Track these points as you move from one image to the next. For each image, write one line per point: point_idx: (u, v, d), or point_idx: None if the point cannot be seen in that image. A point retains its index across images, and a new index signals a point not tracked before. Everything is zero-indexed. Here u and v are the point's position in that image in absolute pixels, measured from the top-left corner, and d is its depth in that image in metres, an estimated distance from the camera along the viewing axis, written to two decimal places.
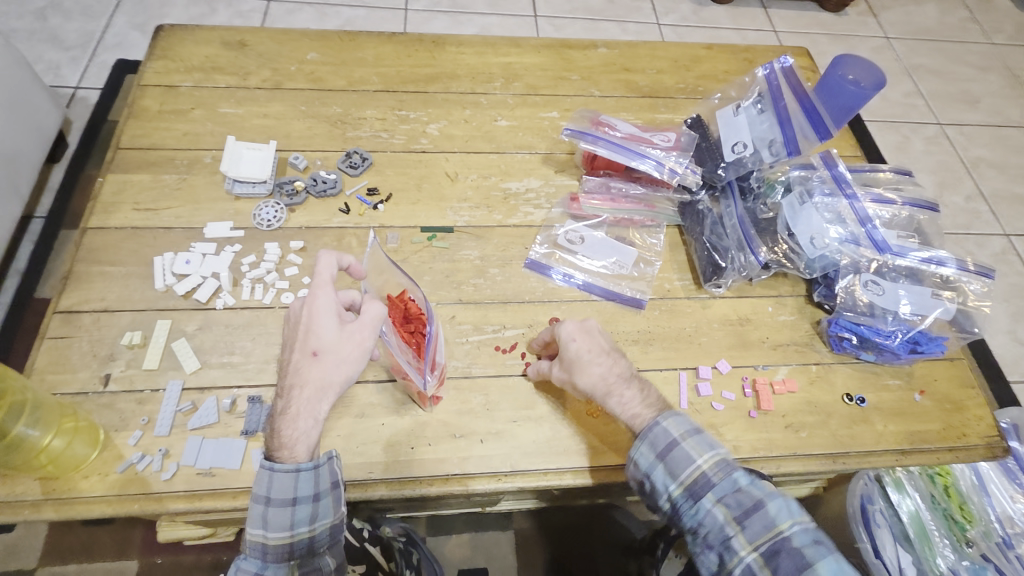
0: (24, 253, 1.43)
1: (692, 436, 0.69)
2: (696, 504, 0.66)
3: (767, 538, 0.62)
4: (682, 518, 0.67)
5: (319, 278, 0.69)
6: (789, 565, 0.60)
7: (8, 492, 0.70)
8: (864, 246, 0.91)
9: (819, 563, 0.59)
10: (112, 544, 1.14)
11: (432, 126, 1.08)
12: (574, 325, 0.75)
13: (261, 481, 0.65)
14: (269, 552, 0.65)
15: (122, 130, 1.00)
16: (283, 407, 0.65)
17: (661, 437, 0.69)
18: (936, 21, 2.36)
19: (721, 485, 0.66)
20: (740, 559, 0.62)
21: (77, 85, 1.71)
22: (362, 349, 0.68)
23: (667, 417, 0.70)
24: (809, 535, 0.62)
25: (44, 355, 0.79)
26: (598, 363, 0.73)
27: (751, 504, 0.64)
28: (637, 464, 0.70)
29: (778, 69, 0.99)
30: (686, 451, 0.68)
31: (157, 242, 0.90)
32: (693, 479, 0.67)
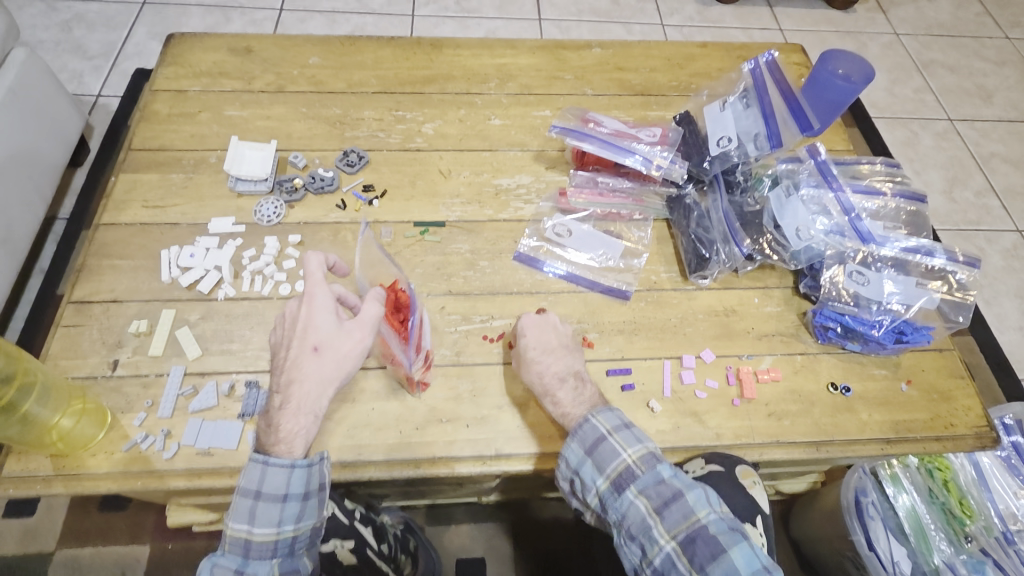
0: (48, 253, 1.51)
1: (619, 430, 0.71)
2: (619, 496, 0.68)
3: (684, 527, 0.64)
4: (609, 511, 0.69)
5: (312, 278, 0.72)
6: (704, 553, 0.62)
7: (23, 468, 0.75)
8: (848, 237, 0.93)
9: (732, 549, 0.62)
10: (126, 528, 1.19)
11: (427, 125, 1.12)
12: (532, 321, 0.82)
13: (252, 474, 0.67)
14: (252, 548, 0.66)
15: (134, 132, 1.06)
16: (284, 402, 0.68)
17: (588, 432, 0.72)
18: (948, 16, 2.33)
19: (644, 478, 0.68)
20: (660, 549, 0.64)
21: (99, 93, 1.79)
22: (360, 347, 0.73)
23: (597, 414, 0.73)
24: (724, 522, 0.64)
25: (58, 341, 0.84)
26: (539, 363, 0.78)
27: (671, 494, 0.66)
28: (567, 461, 0.73)
29: (763, 63, 1.01)
30: (611, 446, 0.70)
31: (164, 236, 0.95)
32: (618, 472, 0.69)
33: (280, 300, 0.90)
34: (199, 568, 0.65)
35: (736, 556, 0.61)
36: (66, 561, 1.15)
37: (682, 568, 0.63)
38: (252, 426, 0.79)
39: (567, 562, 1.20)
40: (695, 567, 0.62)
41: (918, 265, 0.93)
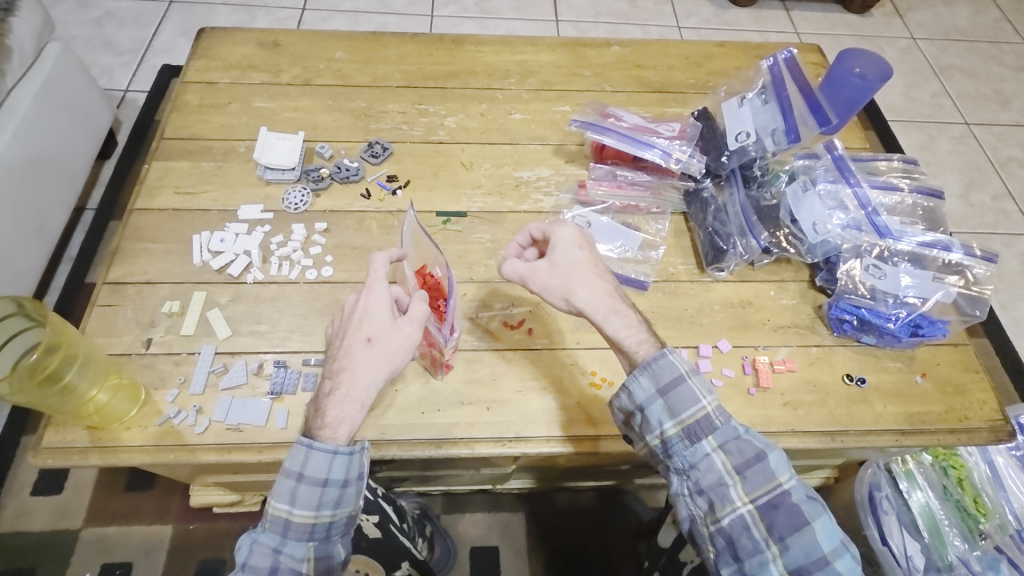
0: (76, 243, 1.55)
1: (697, 377, 0.70)
2: (693, 445, 0.68)
3: (766, 492, 0.65)
4: (675, 457, 0.69)
5: (376, 273, 0.76)
6: (785, 522, 0.64)
7: (60, 439, 0.78)
8: (865, 232, 0.94)
9: (815, 522, 0.63)
10: (152, 509, 1.22)
11: (449, 119, 1.14)
12: (580, 235, 0.77)
13: (296, 457, 0.68)
14: (290, 528, 0.68)
15: (166, 122, 1.09)
16: (333, 388, 0.70)
17: (668, 372, 0.69)
18: (967, 21, 2.32)
19: (723, 432, 0.68)
20: (735, 509, 0.65)
21: (126, 88, 1.84)
22: (409, 341, 0.73)
23: (674, 351, 0.71)
24: (804, 493, 0.66)
25: (94, 320, 0.87)
26: (602, 279, 0.74)
27: (754, 454, 0.67)
28: (632, 395, 0.70)
29: (781, 60, 1.02)
30: (691, 390, 0.69)
31: (195, 222, 0.98)
32: (695, 420, 0.68)
33: (307, 285, 0.93)
34: (240, 543, 0.67)
35: (819, 531, 0.63)
36: (92, 540, 1.18)
37: (756, 532, 0.64)
38: (280, 404, 0.82)
39: (582, 554, 1.22)
40: (775, 536, 0.63)
41: (935, 259, 0.93)
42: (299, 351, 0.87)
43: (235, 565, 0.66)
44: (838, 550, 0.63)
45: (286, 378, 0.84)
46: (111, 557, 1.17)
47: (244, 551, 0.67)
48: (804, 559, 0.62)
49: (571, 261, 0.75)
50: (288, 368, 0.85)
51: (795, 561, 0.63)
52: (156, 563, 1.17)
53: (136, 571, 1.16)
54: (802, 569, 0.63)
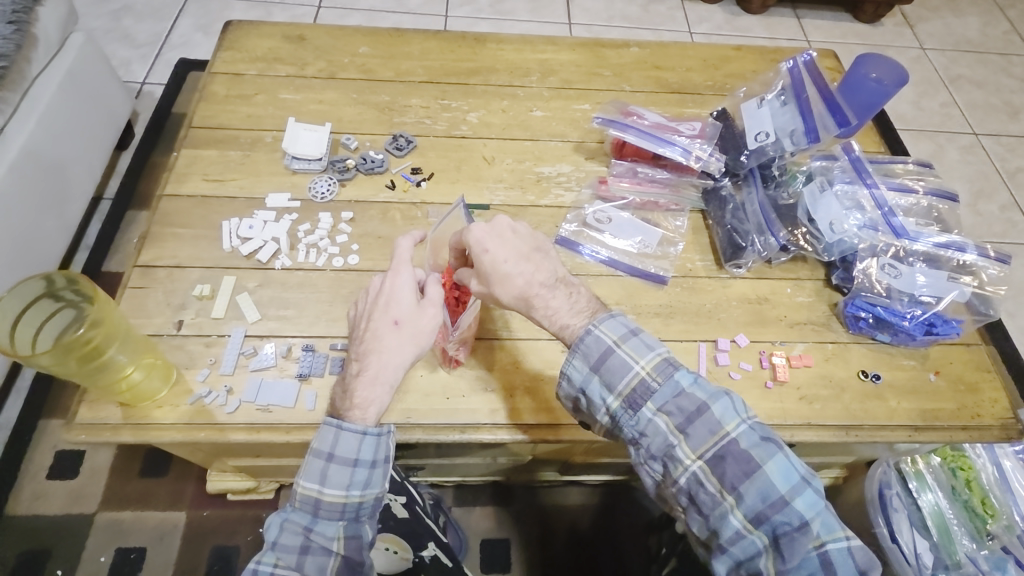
0: (94, 230, 1.56)
1: (628, 341, 0.69)
2: (636, 414, 0.67)
3: (712, 444, 0.63)
4: (624, 429, 0.68)
5: (401, 258, 0.78)
6: (735, 471, 0.62)
7: (94, 416, 0.79)
8: (882, 232, 0.96)
9: (766, 465, 0.62)
10: (166, 495, 1.21)
11: (472, 114, 1.16)
12: (484, 230, 0.74)
13: (326, 437, 0.69)
14: (321, 507, 0.68)
15: (194, 111, 1.11)
16: (362, 370, 0.71)
17: (594, 347, 0.69)
18: (976, 33, 2.35)
19: (662, 392, 0.67)
20: (686, 468, 0.64)
21: (144, 81, 1.86)
22: (434, 322, 0.75)
23: (600, 324, 0.70)
24: (754, 435, 0.64)
25: (125, 302, 0.88)
26: (514, 272, 0.73)
27: (693, 409, 0.65)
28: (571, 379, 0.71)
29: (801, 62, 1.06)
30: (620, 359, 0.68)
31: (223, 209, 1.00)
32: (631, 388, 0.67)
33: (333, 272, 0.94)
34: (270, 522, 0.68)
35: (772, 472, 0.61)
36: (107, 524, 1.17)
37: (710, 486, 0.62)
38: (308, 386, 0.84)
39: (593, 548, 1.23)
40: (728, 487, 0.62)
41: (949, 260, 0.95)
42: (326, 336, 0.88)
43: (266, 542, 0.67)
44: (795, 488, 0.61)
45: (315, 362, 0.85)
46: (126, 541, 1.16)
47: (274, 529, 0.68)
48: (761, 504, 0.61)
49: (480, 264, 0.74)
50: (316, 353, 0.86)
51: (752, 509, 0.61)
52: (171, 548, 1.16)
53: (150, 556, 1.15)
54: (760, 515, 0.61)
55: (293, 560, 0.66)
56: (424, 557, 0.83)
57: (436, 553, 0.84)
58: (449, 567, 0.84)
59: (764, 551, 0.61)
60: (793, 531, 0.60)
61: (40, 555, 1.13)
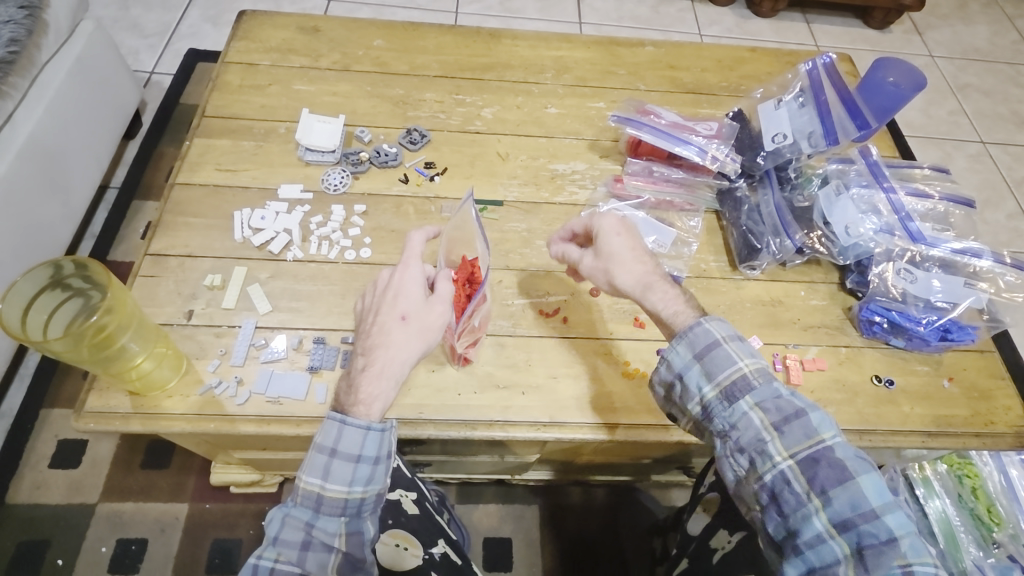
0: (100, 219, 1.55)
1: (735, 340, 0.69)
2: (731, 405, 0.66)
3: (806, 446, 0.62)
4: (716, 419, 0.67)
5: (411, 252, 0.78)
6: (827, 474, 0.60)
7: (103, 404, 0.79)
8: (898, 236, 0.95)
9: (860, 476, 0.60)
10: (167, 488, 1.20)
11: (486, 110, 1.15)
12: (619, 222, 0.80)
13: (329, 432, 0.68)
14: (323, 503, 0.67)
15: (207, 101, 1.11)
16: (367, 365, 0.70)
17: (702, 336, 0.69)
18: (986, 42, 2.35)
19: (762, 391, 0.66)
20: (775, 465, 0.62)
21: (152, 70, 1.85)
22: (442, 319, 0.75)
23: (710, 319, 0.71)
24: (851, 450, 0.62)
25: (136, 290, 0.88)
26: (637, 260, 0.77)
27: (793, 411, 0.64)
28: (669, 363, 0.71)
29: (820, 64, 1.05)
30: (727, 353, 0.68)
31: (235, 199, 0.99)
32: (732, 380, 0.67)
33: (346, 265, 0.94)
34: (271, 516, 0.66)
35: (865, 484, 0.59)
36: (108, 515, 1.16)
37: (798, 487, 0.61)
38: (319, 379, 0.83)
39: (595, 548, 1.22)
40: (817, 489, 0.60)
41: (965, 266, 0.95)
42: (339, 329, 0.88)
43: (267, 537, 0.65)
44: (887, 504, 0.59)
45: (326, 355, 0.85)
46: (127, 533, 1.15)
47: (275, 524, 0.66)
48: (849, 511, 0.59)
49: (611, 247, 0.78)
50: (328, 346, 0.86)
51: (839, 514, 0.59)
52: (171, 541, 1.15)
53: (151, 549, 1.14)
54: (846, 522, 0.59)
55: (294, 555, 0.64)
56: (432, 555, 0.80)
57: (446, 551, 0.82)
58: (458, 565, 0.82)
59: (844, 562, 0.58)
60: (880, 544, 0.58)
61: (40, 545, 1.12)
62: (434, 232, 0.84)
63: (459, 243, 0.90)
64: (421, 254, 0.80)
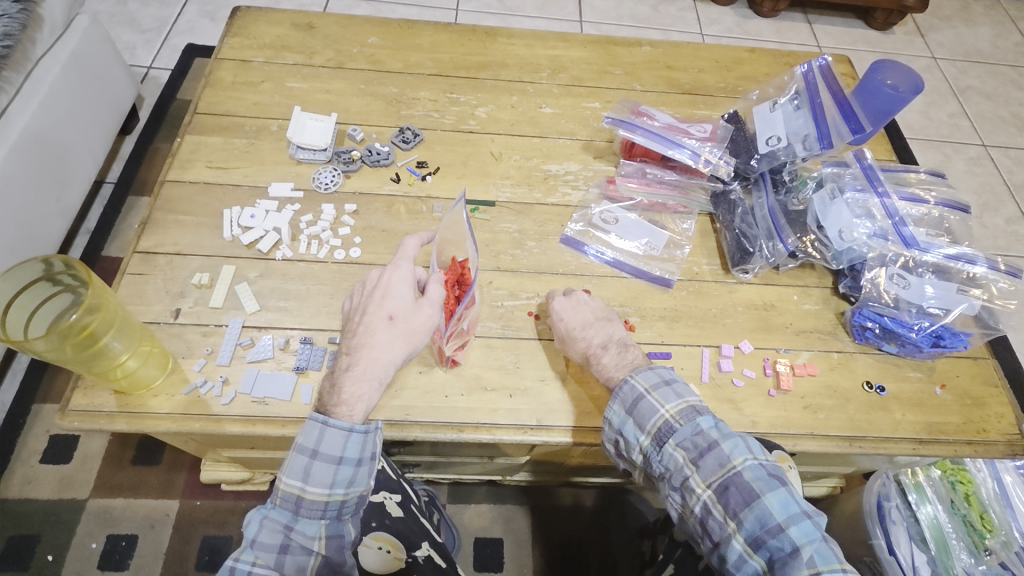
0: (94, 215, 1.54)
1: (658, 388, 0.73)
2: (659, 450, 0.71)
3: (719, 475, 0.66)
4: (651, 465, 0.72)
5: (402, 255, 0.79)
6: (738, 499, 0.64)
7: (88, 403, 0.78)
8: (892, 241, 0.94)
9: (766, 495, 0.63)
10: (157, 484, 1.20)
11: (480, 109, 1.15)
12: (562, 303, 0.85)
13: (310, 433, 0.67)
14: (303, 506, 0.66)
15: (200, 97, 1.10)
16: (351, 364, 0.70)
17: (628, 393, 0.74)
18: (989, 44, 2.33)
19: (683, 431, 0.70)
20: (698, 497, 0.67)
21: (150, 65, 1.84)
22: (429, 322, 0.75)
23: (636, 373, 0.75)
24: (761, 470, 0.66)
25: (124, 288, 0.87)
26: (581, 334, 0.82)
27: (707, 445, 0.68)
28: (610, 421, 0.76)
29: (816, 67, 1.06)
30: (650, 403, 0.72)
31: (226, 197, 0.98)
32: (657, 428, 0.71)
33: (335, 264, 0.93)
34: (249, 517, 0.66)
35: (770, 502, 0.63)
36: (97, 512, 1.16)
37: (717, 515, 0.65)
38: (306, 379, 0.83)
39: (585, 549, 1.22)
40: (730, 513, 0.64)
41: (959, 272, 0.94)
42: (326, 330, 0.87)
43: (245, 540, 0.65)
44: (792, 517, 0.62)
45: (313, 356, 0.84)
46: (116, 529, 1.15)
47: (253, 527, 0.66)
48: (758, 529, 0.62)
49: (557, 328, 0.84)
50: (315, 347, 0.85)
51: (751, 532, 0.63)
52: (161, 538, 1.15)
53: (140, 545, 1.14)
54: (757, 539, 0.62)
55: (273, 558, 0.64)
56: (417, 558, 0.80)
57: (430, 553, 0.81)
58: (443, 568, 0.81)
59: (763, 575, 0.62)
60: (785, 556, 0.60)
61: (29, 540, 1.12)
62: (425, 236, 0.85)
63: (450, 244, 0.89)
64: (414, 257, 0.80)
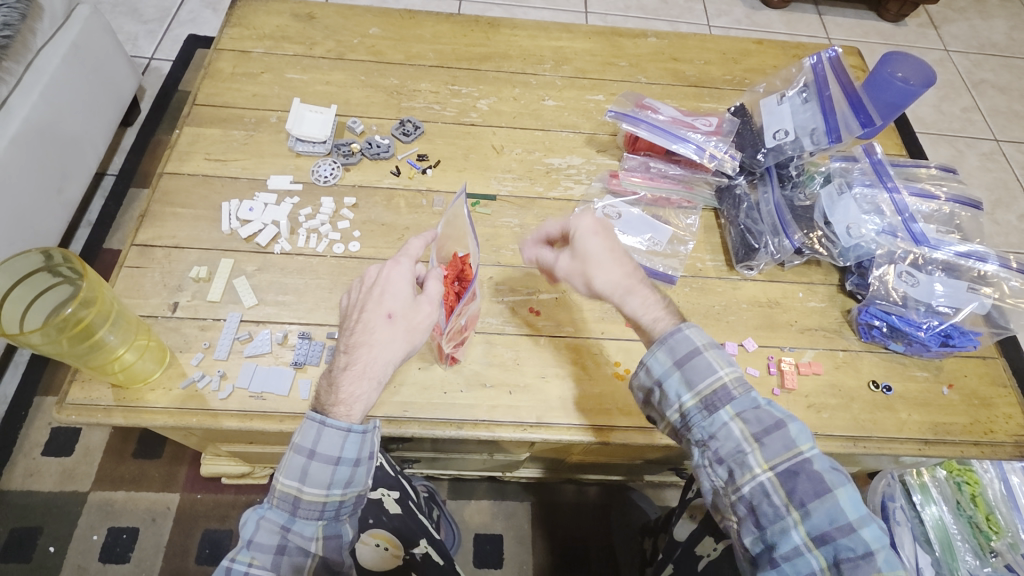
0: (96, 207, 1.54)
1: (715, 347, 0.68)
2: (711, 416, 0.65)
3: (786, 459, 0.61)
4: (694, 429, 0.66)
5: (408, 253, 0.78)
6: (806, 488, 0.59)
7: (85, 397, 0.78)
8: (900, 238, 0.92)
9: (838, 489, 0.59)
10: (159, 477, 1.20)
11: (482, 101, 1.13)
12: (596, 221, 0.78)
13: (307, 433, 0.66)
14: (300, 507, 0.66)
15: (199, 88, 1.09)
16: (350, 364, 0.69)
17: (682, 344, 0.68)
18: (1004, 36, 2.28)
19: (742, 401, 0.65)
20: (754, 477, 0.61)
21: (152, 56, 1.83)
22: (429, 320, 0.74)
23: (690, 326, 0.69)
24: (828, 461, 0.61)
25: (121, 281, 0.87)
26: (616, 263, 0.75)
27: (773, 423, 0.63)
28: (649, 369, 0.69)
29: (825, 58, 1.03)
30: (708, 361, 0.66)
31: (224, 189, 0.97)
32: (712, 390, 0.65)
33: (334, 259, 0.92)
34: (245, 519, 0.65)
35: (843, 498, 0.58)
36: (99, 504, 1.17)
37: (777, 499, 0.60)
38: (304, 374, 0.82)
39: (586, 546, 1.21)
40: (795, 502, 0.59)
41: (969, 270, 0.92)
42: (325, 325, 0.86)
43: (241, 540, 0.64)
44: (863, 518, 0.58)
45: (311, 351, 0.83)
46: (118, 522, 1.15)
47: (250, 527, 0.65)
48: (826, 524, 0.58)
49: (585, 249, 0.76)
50: (313, 341, 0.85)
51: (817, 526, 0.58)
52: (162, 531, 1.15)
53: (142, 538, 1.14)
54: (824, 536, 0.58)
55: (269, 560, 0.64)
56: (414, 555, 0.81)
57: (428, 551, 0.82)
58: (441, 566, 0.82)
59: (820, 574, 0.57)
60: (857, 558, 0.56)
61: (31, 532, 1.13)
62: (432, 235, 0.83)
63: (451, 238, 0.87)
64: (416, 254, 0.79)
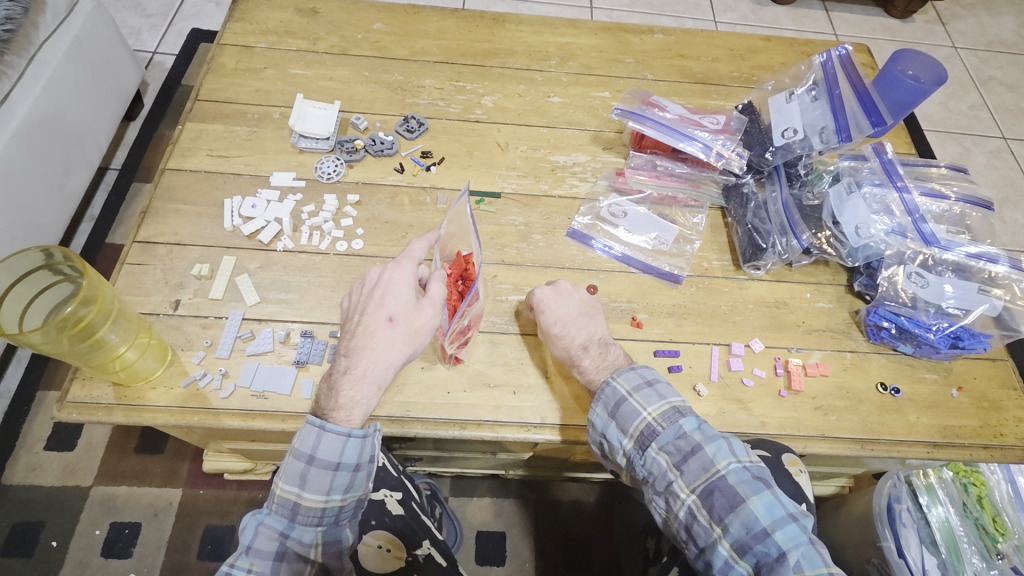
0: (98, 202, 1.53)
1: (640, 389, 0.73)
2: (643, 455, 0.70)
3: (703, 480, 0.65)
4: (636, 469, 0.71)
5: (409, 256, 0.77)
6: (722, 503, 0.63)
7: (86, 394, 0.78)
8: (910, 238, 0.91)
9: (751, 498, 0.63)
10: (161, 473, 1.20)
11: (487, 98, 1.12)
12: (545, 295, 0.83)
13: (307, 438, 0.66)
14: (299, 512, 0.65)
15: (201, 83, 1.08)
16: (350, 367, 0.69)
17: (610, 395, 0.73)
18: (1013, 33, 2.26)
19: (666, 434, 0.69)
20: (682, 502, 0.66)
21: (155, 50, 1.82)
22: (431, 324, 0.73)
23: (617, 375, 0.75)
24: (745, 472, 0.65)
25: (122, 278, 0.86)
26: (564, 332, 0.80)
27: (689, 449, 0.67)
28: (593, 425, 0.75)
29: (835, 56, 1.02)
30: (633, 406, 0.72)
31: (227, 186, 0.97)
32: (640, 431, 0.70)
33: (337, 256, 0.91)
34: (244, 524, 0.65)
35: (755, 506, 0.62)
36: (101, 499, 1.16)
37: (702, 519, 0.64)
38: (306, 373, 0.82)
39: (589, 546, 1.20)
40: (714, 519, 0.63)
41: (980, 271, 0.90)
42: (327, 323, 0.86)
43: (240, 546, 0.64)
44: (778, 521, 0.61)
45: (313, 349, 0.83)
46: (120, 517, 1.15)
47: (249, 533, 0.65)
48: (744, 534, 0.62)
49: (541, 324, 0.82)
50: (316, 340, 0.84)
51: (736, 538, 0.62)
52: (164, 526, 1.15)
53: (143, 533, 1.14)
54: (743, 545, 0.62)
55: (267, 565, 0.63)
56: (417, 556, 0.80)
57: (431, 552, 0.81)
58: (444, 567, 0.81)
59: None
60: (772, 562, 0.60)
61: (33, 527, 1.12)
62: (434, 236, 0.82)
63: (453, 237, 0.86)
64: (417, 257, 0.78)
